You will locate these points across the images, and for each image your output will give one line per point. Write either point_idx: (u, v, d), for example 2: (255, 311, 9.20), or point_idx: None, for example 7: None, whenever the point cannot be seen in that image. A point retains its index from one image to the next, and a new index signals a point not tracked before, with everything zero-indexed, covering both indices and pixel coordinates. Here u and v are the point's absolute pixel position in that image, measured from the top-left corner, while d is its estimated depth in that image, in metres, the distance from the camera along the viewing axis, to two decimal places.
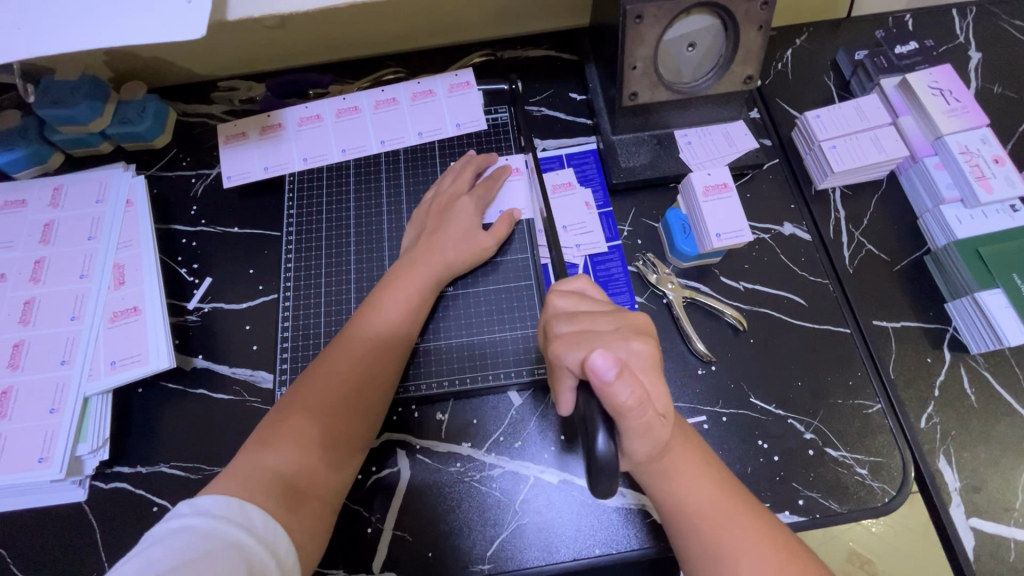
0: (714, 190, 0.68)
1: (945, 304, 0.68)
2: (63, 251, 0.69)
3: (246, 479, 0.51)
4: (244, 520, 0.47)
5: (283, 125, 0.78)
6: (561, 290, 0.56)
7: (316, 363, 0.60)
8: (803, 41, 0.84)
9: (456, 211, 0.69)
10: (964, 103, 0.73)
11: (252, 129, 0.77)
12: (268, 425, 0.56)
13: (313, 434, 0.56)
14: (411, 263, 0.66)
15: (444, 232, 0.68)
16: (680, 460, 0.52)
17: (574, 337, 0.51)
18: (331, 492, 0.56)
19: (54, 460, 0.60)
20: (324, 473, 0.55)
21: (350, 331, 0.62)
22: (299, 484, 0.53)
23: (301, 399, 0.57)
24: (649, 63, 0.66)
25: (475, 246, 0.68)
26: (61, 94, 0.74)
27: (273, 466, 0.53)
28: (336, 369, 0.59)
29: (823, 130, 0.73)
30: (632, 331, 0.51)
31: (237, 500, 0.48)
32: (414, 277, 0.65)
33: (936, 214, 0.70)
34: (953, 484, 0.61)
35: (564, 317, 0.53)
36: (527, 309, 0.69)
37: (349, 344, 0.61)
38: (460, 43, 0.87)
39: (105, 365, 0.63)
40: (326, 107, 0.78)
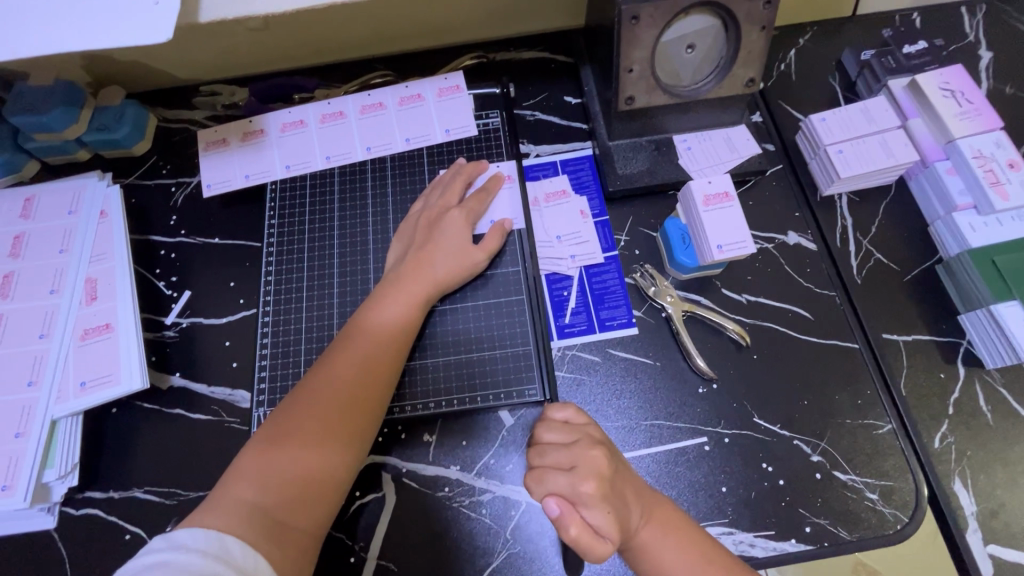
0: (715, 199, 0.65)
1: (959, 316, 0.65)
2: (33, 265, 0.66)
3: (225, 511, 0.49)
4: (221, 552, 0.45)
5: (265, 131, 0.74)
6: (545, 415, 0.56)
7: (301, 386, 0.57)
8: (806, 41, 0.81)
9: (446, 224, 0.66)
10: (976, 105, 0.69)
11: (233, 136, 0.74)
12: (249, 455, 0.53)
13: (298, 460, 0.53)
14: (400, 278, 0.63)
15: (434, 246, 0.65)
16: (649, 533, 0.50)
17: (535, 475, 0.52)
18: (316, 524, 0.52)
19: (19, 488, 0.57)
20: (311, 504, 0.52)
21: (337, 349, 0.59)
22: (280, 517, 0.50)
23: (285, 423, 0.54)
24: (646, 66, 0.63)
25: (466, 258, 0.65)
26: (34, 100, 0.71)
27: (254, 499, 0.50)
28: (321, 393, 0.56)
29: (829, 134, 0.70)
30: (587, 470, 0.50)
31: (216, 532, 0.46)
32: (403, 293, 0.62)
33: (948, 222, 0.66)
34: (969, 509, 0.58)
35: (539, 449, 0.54)
36: (522, 322, 0.66)
37: (336, 363, 0.58)
38: (451, 45, 0.84)
39: (75, 386, 0.60)
40: (310, 113, 0.75)
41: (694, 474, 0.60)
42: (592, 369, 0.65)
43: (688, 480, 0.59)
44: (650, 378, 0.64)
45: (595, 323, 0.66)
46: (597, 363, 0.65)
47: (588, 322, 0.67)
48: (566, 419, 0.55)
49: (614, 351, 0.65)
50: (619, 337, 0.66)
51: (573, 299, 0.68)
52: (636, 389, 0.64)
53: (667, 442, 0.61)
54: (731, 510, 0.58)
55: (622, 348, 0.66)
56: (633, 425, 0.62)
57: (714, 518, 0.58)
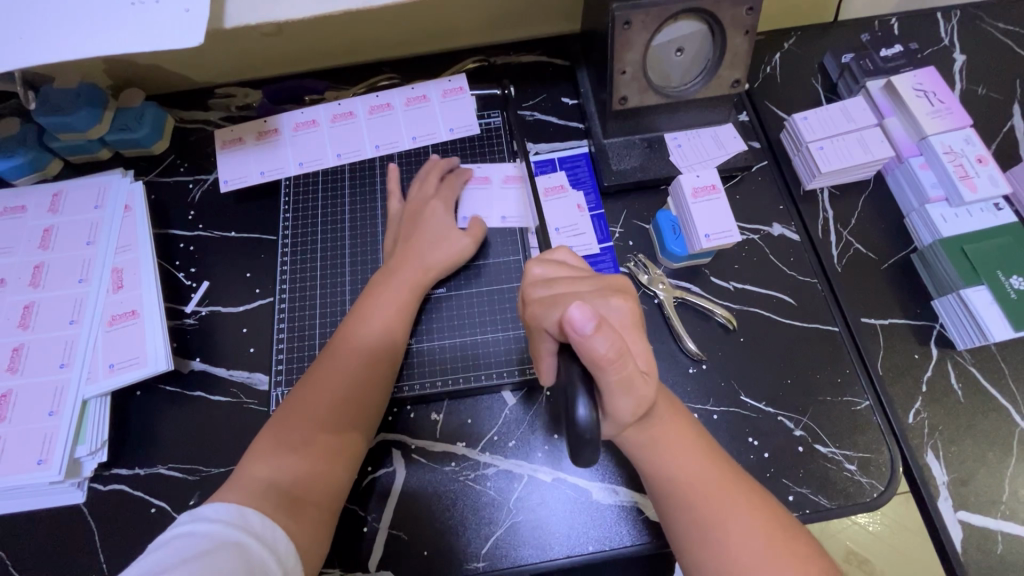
0: (703, 192, 0.69)
1: (932, 302, 0.69)
2: (61, 257, 0.70)
3: (245, 489, 0.53)
4: (243, 522, 0.48)
5: (279, 130, 0.79)
6: (544, 259, 0.56)
7: (309, 373, 0.62)
8: (791, 44, 0.86)
9: (436, 220, 0.71)
10: (948, 104, 0.74)
11: (248, 135, 0.78)
12: (263, 442, 0.57)
13: (307, 440, 0.57)
14: (392, 269, 0.68)
15: (422, 240, 0.69)
16: (665, 429, 0.53)
17: (550, 300, 0.50)
18: (331, 499, 0.56)
19: (53, 463, 0.60)
20: (324, 479, 0.56)
21: (340, 337, 0.64)
22: (296, 493, 0.54)
23: (295, 407, 0.59)
24: (638, 67, 0.68)
25: (457, 249, 0.70)
26: (60, 101, 0.76)
27: (271, 478, 0.54)
28: (322, 380, 0.60)
29: (810, 132, 0.74)
30: (613, 290, 0.52)
31: (235, 505, 0.50)
32: (395, 283, 0.67)
33: (922, 213, 0.71)
34: (941, 479, 0.62)
35: (541, 283, 0.53)
36: (511, 303, 0.70)
37: (339, 351, 0.62)
38: (454, 49, 0.89)
39: (103, 368, 0.64)
40: (321, 113, 0.79)
41: None
42: None
43: None
44: None
45: None
46: None
47: None
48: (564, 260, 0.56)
49: None
50: None
51: None
52: None
53: None
54: None
55: None
56: None
57: None
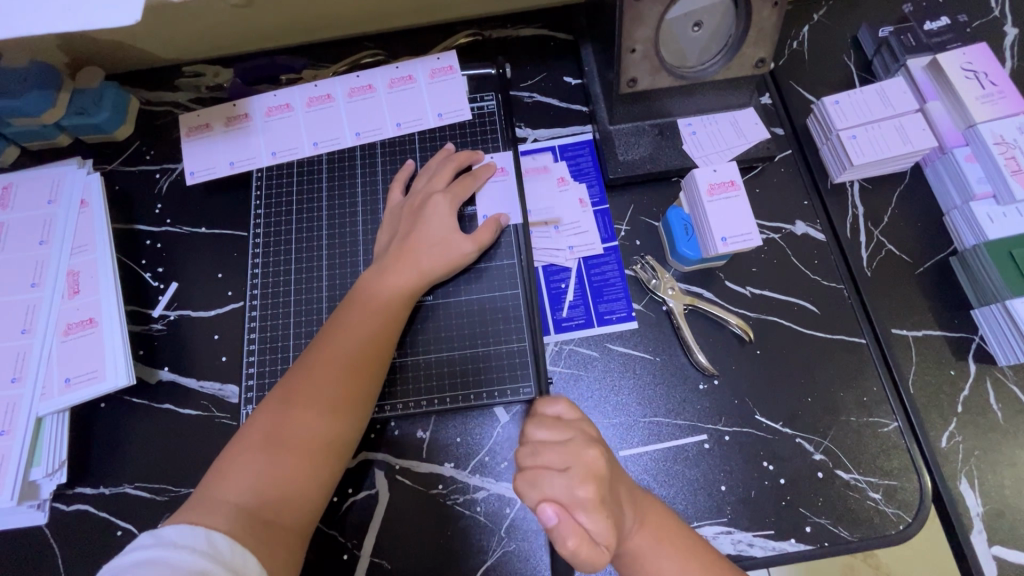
0: (720, 188, 0.62)
1: (972, 311, 0.62)
2: (13, 258, 0.64)
3: (212, 509, 0.48)
4: (211, 550, 0.44)
5: (249, 115, 0.71)
6: (536, 412, 0.50)
7: (292, 373, 0.56)
8: (820, 16, 0.77)
9: (433, 213, 0.64)
10: (1000, 87, 0.65)
11: (216, 121, 0.71)
12: (232, 454, 0.52)
13: (288, 450, 0.52)
14: (386, 269, 0.61)
15: (419, 235, 0.63)
16: (639, 545, 0.48)
17: (525, 479, 0.45)
18: (304, 524, 0.51)
19: (6, 486, 0.56)
20: (297, 501, 0.51)
21: (328, 337, 0.58)
22: (268, 517, 0.49)
23: (276, 410, 0.53)
24: (650, 45, 0.59)
25: (454, 249, 0.63)
26: (8, 83, 0.68)
27: (237, 499, 0.49)
28: (303, 389, 0.54)
29: (842, 118, 0.66)
30: (584, 471, 0.44)
31: (203, 528, 0.45)
32: (390, 285, 0.60)
33: (965, 211, 0.64)
34: (975, 510, 0.56)
35: (528, 449, 0.47)
36: (515, 313, 0.64)
37: (328, 351, 0.57)
38: (445, 23, 0.80)
39: (59, 383, 0.59)
40: (296, 95, 0.71)
41: (693, 472, 0.58)
42: (589, 364, 0.63)
43: (687, 478, 0.58)
44: (649, 374, 0.62)
45: (593, 316, 0.64)
46: (595, 358, 0.63)
47: (586, 315, 0.65)
48: (559, 415, 0.49)
49: (613, 346, 0.63)
50: (618, 331, 0.64)
51: (571, 291, 0.65)
52: (634, 386, 0.62)
53: (666, 439, 0.60)
54: (730, 509, 0.57)
55: (620, 342, 0.64)
56: (631, 422, 0.60)
57: (713, 517, 0.57)
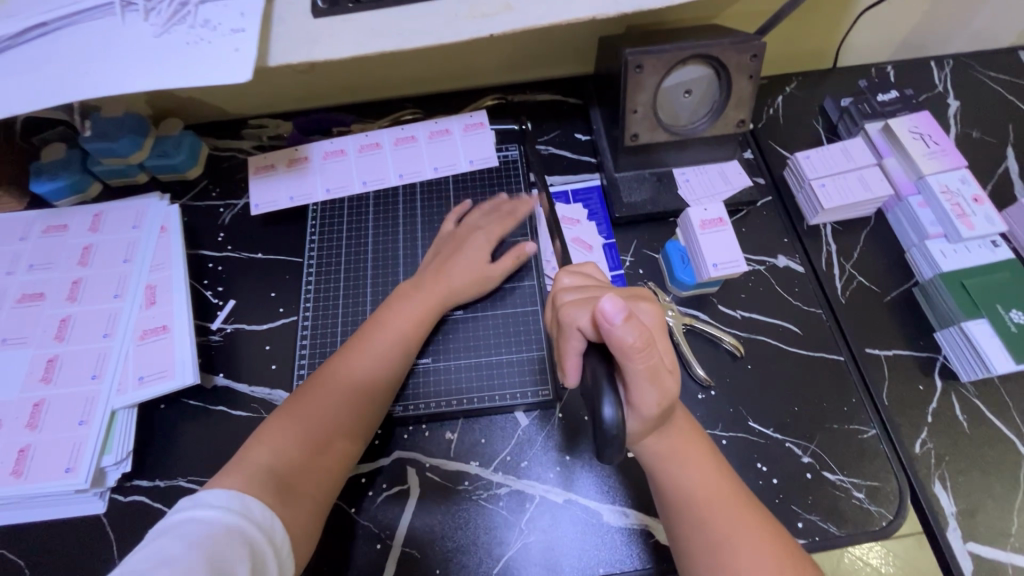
0: (711, 224, 0.73)
1: (934, 333, 0.71)
2: (99, 273, 0.73)
3: (245, 470, 0.53)
4: (242, 509, 0.49)
5: (309, 158, 0.83)
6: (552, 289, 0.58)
7: (328, 367, 0.64)
8: (792, 88, 0.91)
9: (470, 243, 0.74)
10: (942, 146, 0.78)
11: (280, 162, 0.83)
12: (269, 428, 0.58)
13: (316, 429, 0.58)
14: (417, 289, 0.70)
15: (452, 261, 0.72)
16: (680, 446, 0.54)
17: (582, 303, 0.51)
18: (322, 495, 0.57)
19: (81, 470, 0.62)
20: (317, 474, 0.57)
21: (362, 338, 0.66)
22: (293, 483, 0.54)
23: (310, 395, 0.61)
24: (648, 107, 0.72)
25: (480, 272, 0.72)
26: (107, 129, 0.81)
27: (268, 464, 0.55)
28: (336, 380, 0.62)
29: (813, 169, 0.78)
30: (639, 301, 0.55)
31: (237, 493, 0.50)
32: (421, 299, 0.69)
33: (921, 248, 0.74)
34: (949, 509, 0.63)
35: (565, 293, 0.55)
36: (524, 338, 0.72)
37: (362, 349, 0.65)
38: (475, 88, 0.94)
39: (133, 381, 0.66)
40: (350, 143, 0.84)
41: None
42: None
43: None
44: None
45: None
46: None
47: None
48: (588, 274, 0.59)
49: None
50: None
51: None
52: None
53: None
54: None
55: None
56: None
57: None
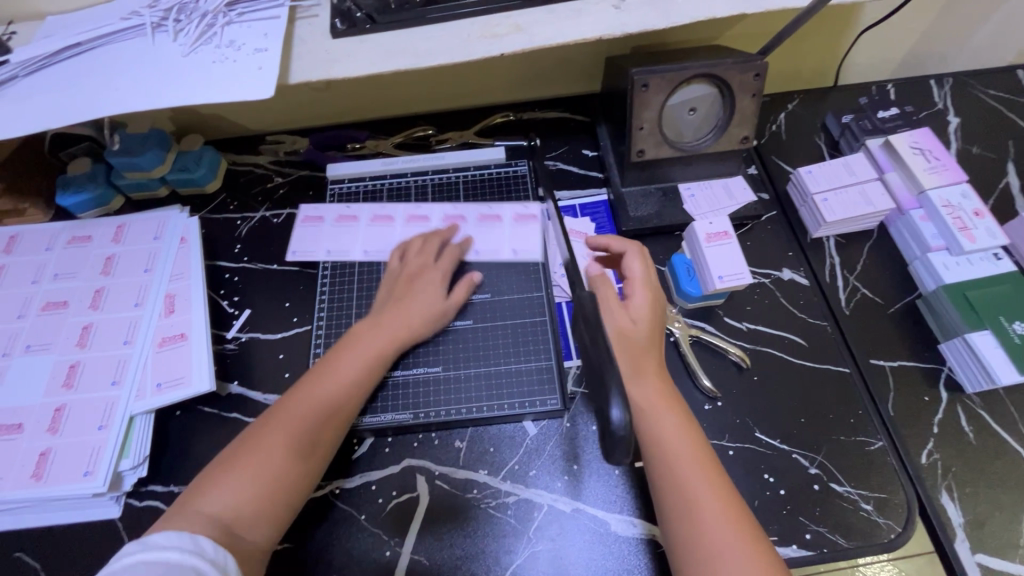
0: (716, 237, 0.74)
1: (939, 346, 0.72)
2: (121, 282, 0.76)
3: (195, 515, 0.53)
4: (195, 548, 0.49)
5: (357, 218, 0.84)
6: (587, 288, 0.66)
7: (283, 401, 0.62)
8: (794, 106, 0.93)
9: (423, 279, 0.73)
10: (943, 162, 0.79)
11: (328, 216, 0.84)
12: (226, 458, 0.58)
13: (268, 466, 0.57)
14: (377, 328, 0.68)
15: (408, 295, 0.71)
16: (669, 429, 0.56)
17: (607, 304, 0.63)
18: (275, 531, 0.57)
19: (99, 474, 0.63)
20: (265, 518, 0.56)
21: (322, 367, 0.65)
22: (241, 525, 0.54)
23: (266, 428, 0.60)
24: (654, 123, 0.74)
25: (436, 315, 0.72)
26: (131, 144, 0.84)
27: (218, 506, 0.54)
28: (290, 418, 0.60)
29: (816, 184, 0.80)
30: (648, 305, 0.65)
31: (188, 532, 0.50)
32: (381, 338, 0.68)
33: (925, 261, 0.75)
34: (958, 521, 0.63)
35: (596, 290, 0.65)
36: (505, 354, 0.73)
37: (322, 380, 0.64)
38: (484, 106, 0.97)
39: (151, 387, 0.68)
40: (399, 211, 0.84)
41: None
42: None
43: None
44: None
45: None
46: None
47: None
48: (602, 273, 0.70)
49: None
50: None
51: None
52: None
53: None
54: None
55: None
56: None
57: None
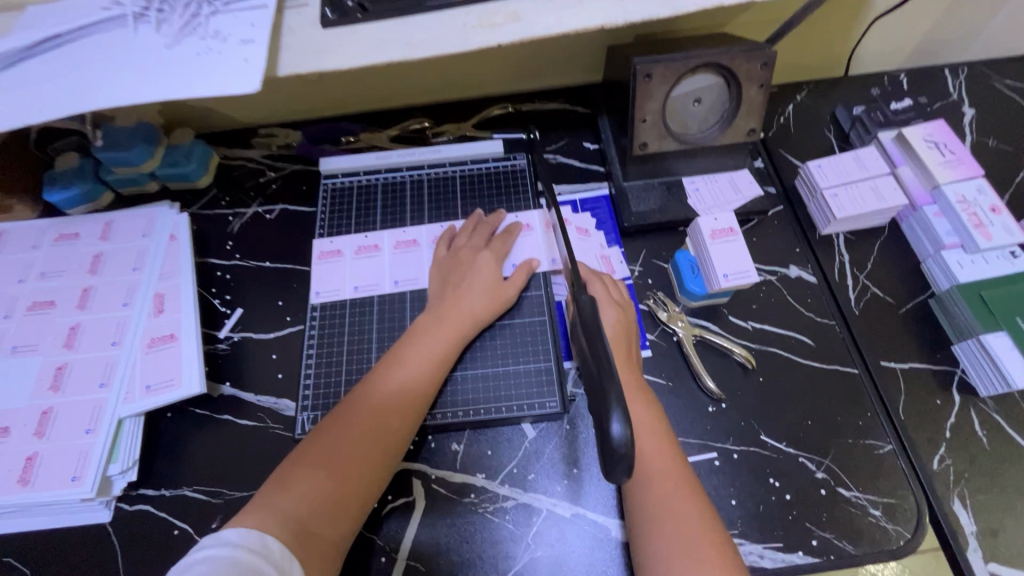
0: (721, 234, 0.72)
1: (952, 346, 0.70)
2: (109, 281, 0.74)
3: (266, 512, 0.53)
4: (262, 548, 0.50)
5: (379, 247, 0.80)
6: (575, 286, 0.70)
7: (346, 400, 0.63)
8: (803, 96, 0.90)
9: (479, 266, 0.73)
10: (959, 156, 0.76)
11: (347, 248, 0.80)
12: (296, 459, 0.58)
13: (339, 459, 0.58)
14: (436, 318, 0.69)
15: (466, 285, 0.72)
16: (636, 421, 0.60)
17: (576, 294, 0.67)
18: (348, 528, 0.56)
19: (87, 479, 0.62)
20: (340, 513, 0.56)
21: (385, 361, 0.66)
22: (315, 524, 0.54)
23: (335, 426, 0.60)
24: (658, 116, 0.72)
25: (495, 300, 0.71)
26: (118, 138, 0.81)
27: (289, 506, 0.54)
28: (355, 415, 0.61)
29: (824, 178, 0.77)
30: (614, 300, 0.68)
31: (257, 532, 0.51)
32: (439, 327, 0.68)
33: (938, 259, 0.72)
34: (969, 528, 0.61)
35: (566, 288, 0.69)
36: (518, 356, 0.71)
37: (385, 373, 0.64)
38: (483, 97, 0.94)
39: (140, 389, 0.67)
40: (423, 233, 0.80)
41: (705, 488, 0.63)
42: None
43: None
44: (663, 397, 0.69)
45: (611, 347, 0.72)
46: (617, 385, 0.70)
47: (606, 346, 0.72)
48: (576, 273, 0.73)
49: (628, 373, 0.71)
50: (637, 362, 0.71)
51: None
52: None
53: None
54: (741, 522, 0.62)
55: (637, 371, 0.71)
56: None
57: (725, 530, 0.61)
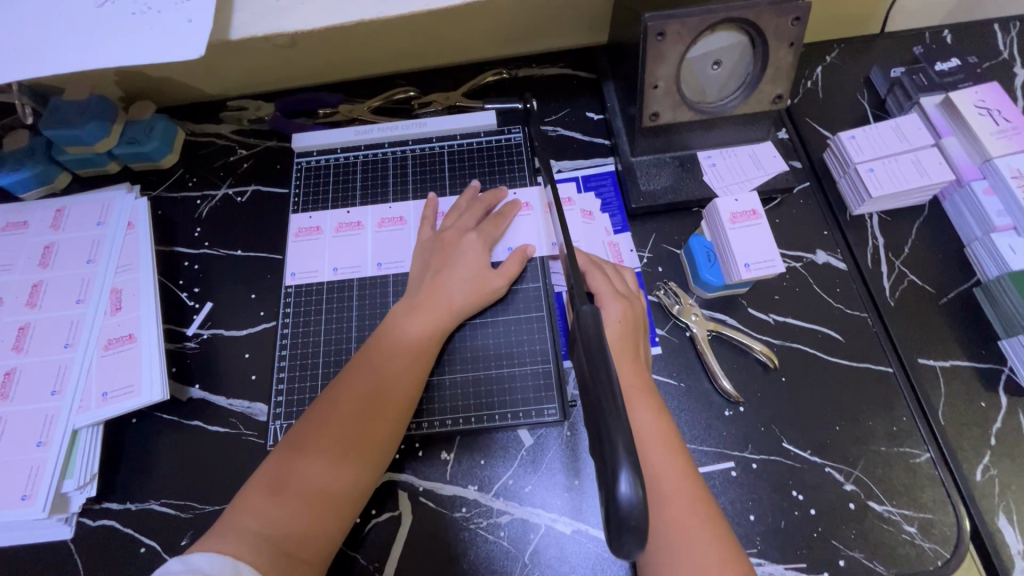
0: (742, 217, 0.64)
1: (999, 342, 0.62)
2: (62, 275, 0.67)
3: (232, 535, 0.48)
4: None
5: (362, 224, 0.72)
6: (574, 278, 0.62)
7: (320, 402, 0.56)
8: (833, 58, 0.80)
9: (465, 249, 0.65)
10: (1014, 123, 0.67)
11: (326, 225, 0.72)
12: (268, 472, 0.52)
13: (314, 471, 0.52)
14: (415, 309, 0.62)
15: (449, 273, 0.64)
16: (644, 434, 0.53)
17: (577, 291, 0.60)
18: (328, 548, 0.51)
19: (38, 497, 0.56)
20: (318, 532, 0.50)
21: (362, 359, 0.59)
22: (290, 547, 0.48)
23: (308, 434, 0.54)
24: (671, 80, 0.62)
25: (484, 288, 0.64)
26: (67, 114, 0.73)
27: (259, 528, 0.49)
28: (330, 421, 0.54)
29: (858, 152, 0.68)
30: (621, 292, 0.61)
31: (230, 558, 0.46)
32: (423, 318, 0.61)
33: (986, 243, 0.64)
34: (1016, 547, 0.55)
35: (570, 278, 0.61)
36: (513, 355, 0.64)
37: (361, 373, 0.57)
38: (474, 63, 0.85)
39: (96, 397, 0.60)
40: (410, 211, 0.73)
41: (721, 501, 0.57)
42: None
43: None
44: (675, 399, 0.62)
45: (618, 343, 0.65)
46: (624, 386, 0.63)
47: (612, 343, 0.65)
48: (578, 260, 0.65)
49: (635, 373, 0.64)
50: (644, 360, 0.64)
51: None
52: None
53: None
54: (760, 539, 0.56)
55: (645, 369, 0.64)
56: None
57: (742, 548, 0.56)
